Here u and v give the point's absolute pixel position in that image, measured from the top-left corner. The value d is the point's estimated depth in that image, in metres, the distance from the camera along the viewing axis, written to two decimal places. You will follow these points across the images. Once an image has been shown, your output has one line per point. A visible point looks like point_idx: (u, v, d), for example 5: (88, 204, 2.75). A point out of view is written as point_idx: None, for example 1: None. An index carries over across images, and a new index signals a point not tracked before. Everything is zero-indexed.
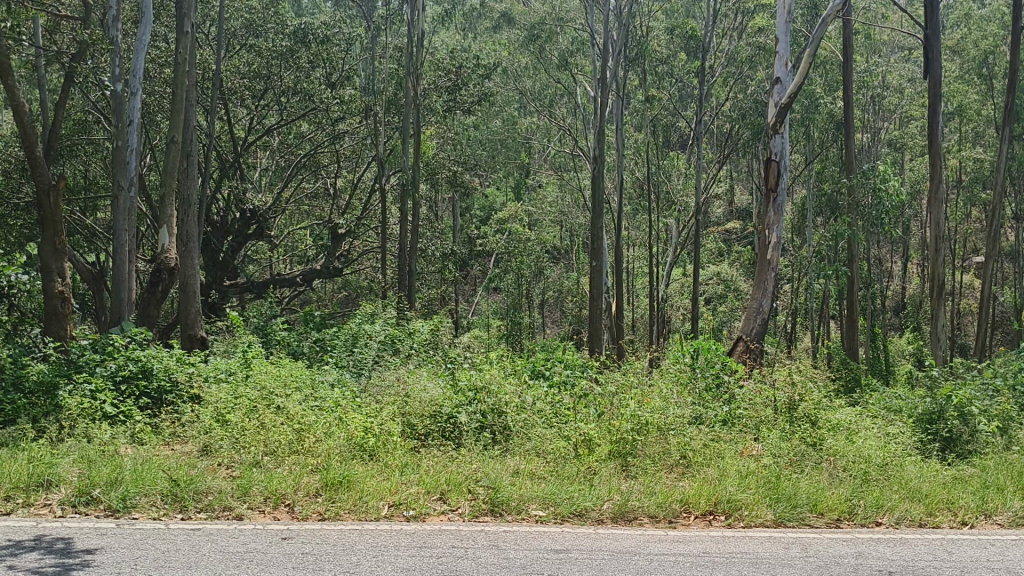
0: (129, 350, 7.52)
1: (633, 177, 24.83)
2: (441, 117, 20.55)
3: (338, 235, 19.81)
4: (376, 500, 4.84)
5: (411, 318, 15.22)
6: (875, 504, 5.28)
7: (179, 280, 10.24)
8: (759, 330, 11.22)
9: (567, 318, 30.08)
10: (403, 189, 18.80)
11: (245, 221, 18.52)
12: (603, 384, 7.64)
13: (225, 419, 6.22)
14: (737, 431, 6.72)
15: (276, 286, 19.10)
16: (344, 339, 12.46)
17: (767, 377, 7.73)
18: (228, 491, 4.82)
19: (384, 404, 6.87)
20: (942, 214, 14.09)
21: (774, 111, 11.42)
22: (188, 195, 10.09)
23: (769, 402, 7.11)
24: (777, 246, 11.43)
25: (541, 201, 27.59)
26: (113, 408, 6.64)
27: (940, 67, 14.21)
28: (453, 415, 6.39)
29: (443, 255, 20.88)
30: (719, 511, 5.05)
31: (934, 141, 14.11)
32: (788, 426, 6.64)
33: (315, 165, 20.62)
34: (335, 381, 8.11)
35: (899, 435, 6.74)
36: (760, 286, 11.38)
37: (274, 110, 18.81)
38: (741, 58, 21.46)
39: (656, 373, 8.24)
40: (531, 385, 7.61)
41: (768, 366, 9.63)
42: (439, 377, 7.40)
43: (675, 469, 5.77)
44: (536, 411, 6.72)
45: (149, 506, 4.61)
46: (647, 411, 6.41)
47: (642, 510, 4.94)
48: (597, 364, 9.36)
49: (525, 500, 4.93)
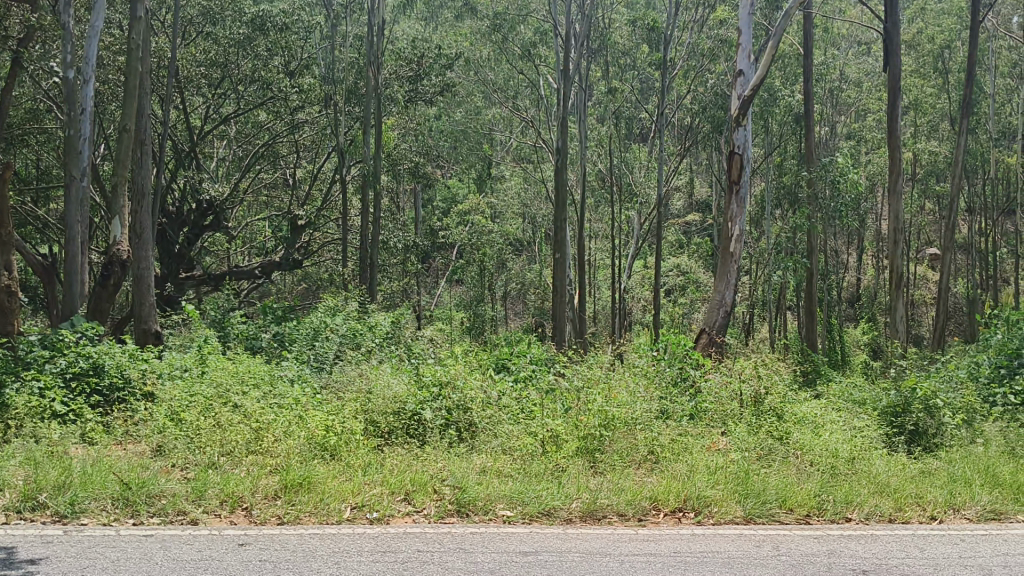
0: (81, 345, 7.26)
1: (596, 169, 24.82)
2: (402, 107, 20.34)
3: (298, 227, 19.53)
4: (337, 502, 4.67)
5: (372, 312, 15.04)
6: (844, 500, 5.24)
7: (133, 272, 9.94)
8: (722, 322, 11.17)
9: (529, 309, 30.07)
10: (363, 180, 18.54)
11: (202, 212, 18.17)
12: (569, 377, 7.55)
13: (181, 417, 6.02)
14: (703, 424, 6.64)
15: (234, 279, 18.87)
16: (304, 333, 12.25)
17: (732, 370, 7.68)
18: (184, 494, 4.63)
19: (345, 400, 6.70)
20: (901, 207, 14.14)
21: (737, 103, 11.34)
22: (141, 186, 9.82)
23: (735, 395, 7.07)
24: (739, 239, 11.42)
25: (503, 192, 27.46)
26: (63, 406, 6.41)
27: (901, 59, 14.26)
28: (417, 411, 6.24)
29: (405, 247, 20.68)
30: (689, 508, 4.95)
31: (894, 133, 14.21)
32: (756, 419, 6.59)
33: (273, 155, 20.38)
34: (296, 378, 7.91)
35: (866, 428, 6.73)
36: (723, 278, 11.35)
37: (231, 99, 18.63)
38: (703, 50, 21.46)
39: (622, 366, 8.16)
40: (495, 379, 7.49)
41: (733, 358, 9.59)
42: (404, 373, 7.25)
43: (644, 463, 5.69)
44: (501, 407, 6.61)
45: (100, 511, 4.40)
46: (614, 406, 6.34)
47: (611, 508, 4.82)
48: (562, 357, 9.26)
49: (492, 500, 4.79)
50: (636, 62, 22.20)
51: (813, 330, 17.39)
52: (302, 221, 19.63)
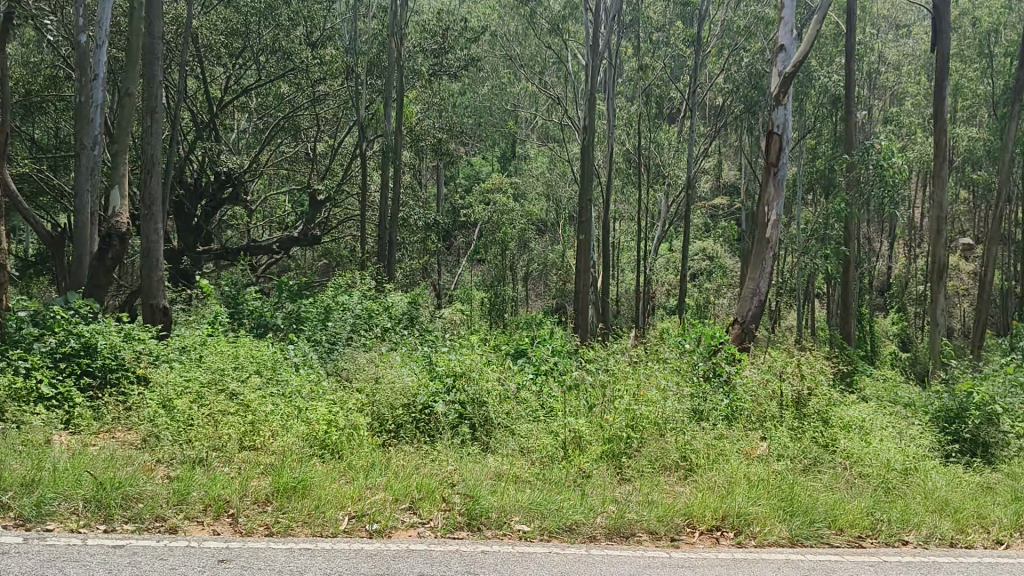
0: (74, 322, 6.82)
1: (624, 149, 24.20)
2: (426, 81, 19.77)
3: (317, 202, 19.12)
4: (335, 509, 4.16)
5: (389, 292, 14.60)
6: (899, 520, 4.67)
7: (142, 246, 9.55)
8: (755, 311, 10.67)
9: (550, 291, 29.60)
10: (384, 155, 18.07)
11: (220, 184, 17.77)
12: (593, 369, 7.02)
13: (175, 403, 5.56)
14: (740, 425, 6.06)
15: (251, 254, 18.56)
16: (318, 311, 11.85)
17: (770, 367, 7.12)
18: (167, 496, 4.15)
19: (351, 391, 6.21)
20: (945, 195, 13.43)
21: (778, 80, 10.73)
22: (151, 153, 9.37)
23: (772, 394, 6.53)
24: (776, 224, 10.84)
25: (528, 171, 26.88)
26: (51, 388, 5.97)
27: (950, 39, 13.51)
28: (429, 404, 5.74)
29: (425, 225, 20.20)
30: (728, 526, 4.39)
31: (941, 117, 13.48)
32: (797, 422, 6.01)
33: (294, 128, 19.93)
34: (302, 363, 7.47)
35: (919, 436, 6.15)
36: (758, 266, 10.77)
37: (252, 69, 18.16)
38: (738, 28, 20.74)
39: (650, 360, 7.64)
40: (513, 370, 6.97)
41: (770, 350, 9.04)
42: (416, 361, 6.75)
43: (676, 472, 5.16)
44: (520, 403, 6.10)
45: (69, 514, 3.91)
46: (642, 405, 5.83)
47: (641, 525, 4.27)
48: (584, 346, 8.78)
49: (507, 513, 4.27)
50: (670, 39, 21.45)
51: (847, 323, 16.71)
52: (321, 196, 19.21)
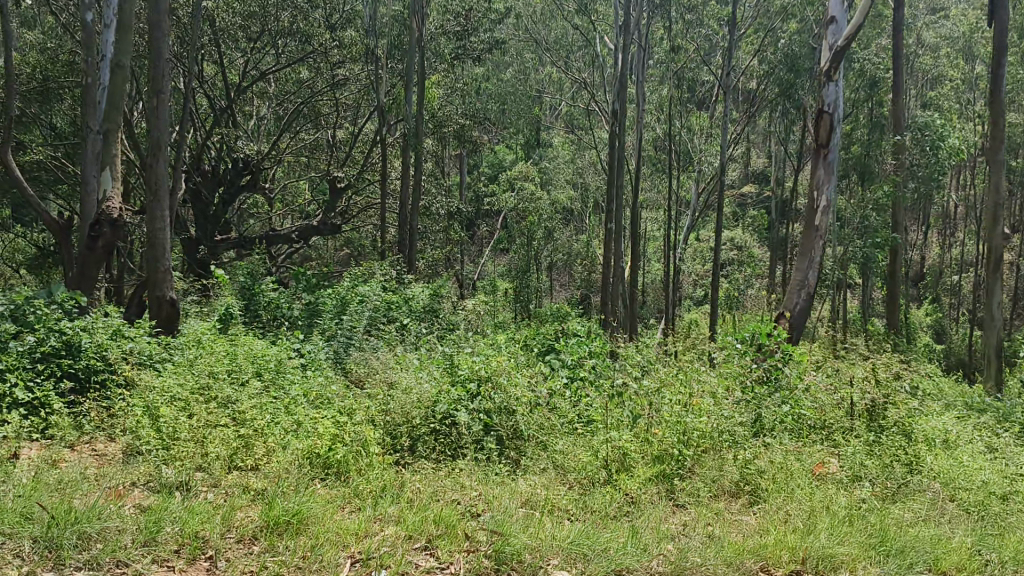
0: (57, 318, 6.12)
1: (653, 134, 23.33)
2: (448, 64, 18.96)
3: (337, 190, 18.44)
4: (334, 550, 3.42)
5: (409, 284, 13.89)
6: (1013, 559, 3.87)
7: (148, 235, 8.90)
8: (804, 305, 9.86)
9: (575, 281, 28.86)
10: (405, 141, 17.34)
11: (238, 171, 17.12)
12: (634, 372, 6.25)
13: (159, 409, 4.84)
14: (807, 439, 5.28)
15: (270, 243, 17.97)
16: (334, 304, 11.17)
17: (837, 372, 6.33)
18: (133, 534, 3.43)
19: (362, 397, 5.49)
20: (1002, 180, 12.46)
21: (829, 55, 9.85)
22: (154, 132, 8.64)
23: (839, 402, 5.76)
24: (827, 211, 9.99)
25: (553, 158, 26.05)
26: (26, 394, 5.26)
27: (1009, 13, 12.48)
28: (450, 414, 5.02)
29: (447, 214, 19.48)
30: (809, 571, 3.62)
31: (999, 95, 12.48)
32: (873, 437, 5.23)
33: (314, 114, 19.23)
34: (312, 364, 6.78)
35: (1012, 451, 5.35)
36: (805, 256, 9.92)
37: (270, 52, 17.44)
38: (776, 7, 19.76)
39: (698, 359, 6.88)
40: (545, 373, 6.22)
41: (826, 348, 8.23)
42: (434, 363, 6.02)
43: (739, 501, 4.40)
44: (552, 412, 5.35)
45: (12, 558, 3.16)
46: (693, 415, 5.08)
47: (705, 571, 3.50)
48: (620, 345, 8.01)
49: (542, 554, 3.52)
50: (702, 19, 20.52)
51: (893, 311, 15.44)
52: (341, 184, 18.52)
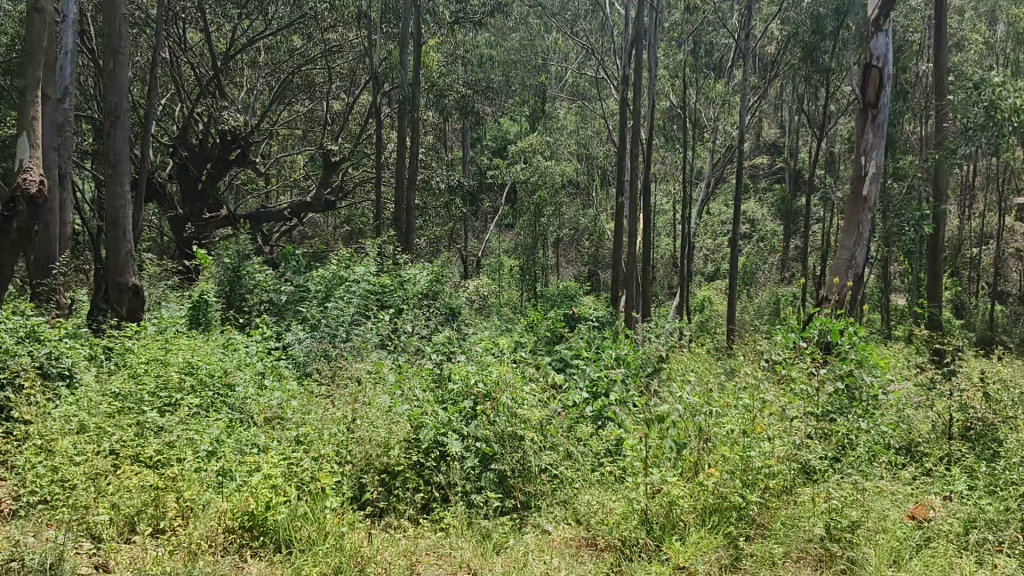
0: None
1: (668, 103, 21.91)
2: (448, 29, 17.58)
3: (332, 162, 17.15)
4: None
5: (405, 264, 12.61)
6: None
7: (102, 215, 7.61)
8: (850, 288, 8.53)
9: (582, 257, 27.57)
10: (400, 111, 15.98)
11: (227, 145, 15.63)
12: (675, 381, 5.00)
13: (50, 443, 3.64)
14: (899, 476, 4.07)
15: (261, 221, 16.67)
16: (322, 289, 9.94)
17: (928, 382, 5.07)
18: None
19: (324, 417, 4.28)
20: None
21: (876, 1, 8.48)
22: (117, 101, 7.41)
23: (930, 422, 4.59)
24: (876, 180, 8.65)
25: (560, 129, 24.68)
26: None
27: None
28: (438, 447, 3.86)
29: (448, 189, 18.17)
30: None
31: None
32: (987, 472, 4.04)
33: (307, 84, 17.93)
34: (275, 374, 5.54)
35: None
36: (852, 231, 8.56)
37: (257, 17, 16.11)
38: None
39: (753, 360, 5.60)
40: (563, 388, 4.95)
41: (901, 346, 6.84)
42: (420, 373, 4.82)
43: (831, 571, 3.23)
44: (568, 441, 4.16)
45: None
46: (756, 442, 3.87)
47: None
48: (649, 342, 6.76)
49: None
50: None
51: (934, 285, 13.19)
52: (336, 157, 17.22)
